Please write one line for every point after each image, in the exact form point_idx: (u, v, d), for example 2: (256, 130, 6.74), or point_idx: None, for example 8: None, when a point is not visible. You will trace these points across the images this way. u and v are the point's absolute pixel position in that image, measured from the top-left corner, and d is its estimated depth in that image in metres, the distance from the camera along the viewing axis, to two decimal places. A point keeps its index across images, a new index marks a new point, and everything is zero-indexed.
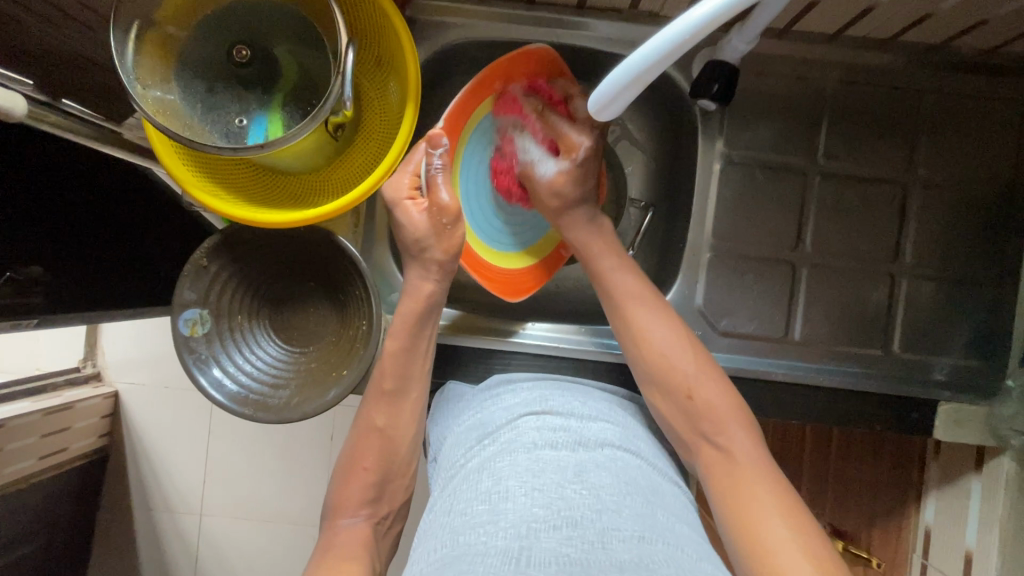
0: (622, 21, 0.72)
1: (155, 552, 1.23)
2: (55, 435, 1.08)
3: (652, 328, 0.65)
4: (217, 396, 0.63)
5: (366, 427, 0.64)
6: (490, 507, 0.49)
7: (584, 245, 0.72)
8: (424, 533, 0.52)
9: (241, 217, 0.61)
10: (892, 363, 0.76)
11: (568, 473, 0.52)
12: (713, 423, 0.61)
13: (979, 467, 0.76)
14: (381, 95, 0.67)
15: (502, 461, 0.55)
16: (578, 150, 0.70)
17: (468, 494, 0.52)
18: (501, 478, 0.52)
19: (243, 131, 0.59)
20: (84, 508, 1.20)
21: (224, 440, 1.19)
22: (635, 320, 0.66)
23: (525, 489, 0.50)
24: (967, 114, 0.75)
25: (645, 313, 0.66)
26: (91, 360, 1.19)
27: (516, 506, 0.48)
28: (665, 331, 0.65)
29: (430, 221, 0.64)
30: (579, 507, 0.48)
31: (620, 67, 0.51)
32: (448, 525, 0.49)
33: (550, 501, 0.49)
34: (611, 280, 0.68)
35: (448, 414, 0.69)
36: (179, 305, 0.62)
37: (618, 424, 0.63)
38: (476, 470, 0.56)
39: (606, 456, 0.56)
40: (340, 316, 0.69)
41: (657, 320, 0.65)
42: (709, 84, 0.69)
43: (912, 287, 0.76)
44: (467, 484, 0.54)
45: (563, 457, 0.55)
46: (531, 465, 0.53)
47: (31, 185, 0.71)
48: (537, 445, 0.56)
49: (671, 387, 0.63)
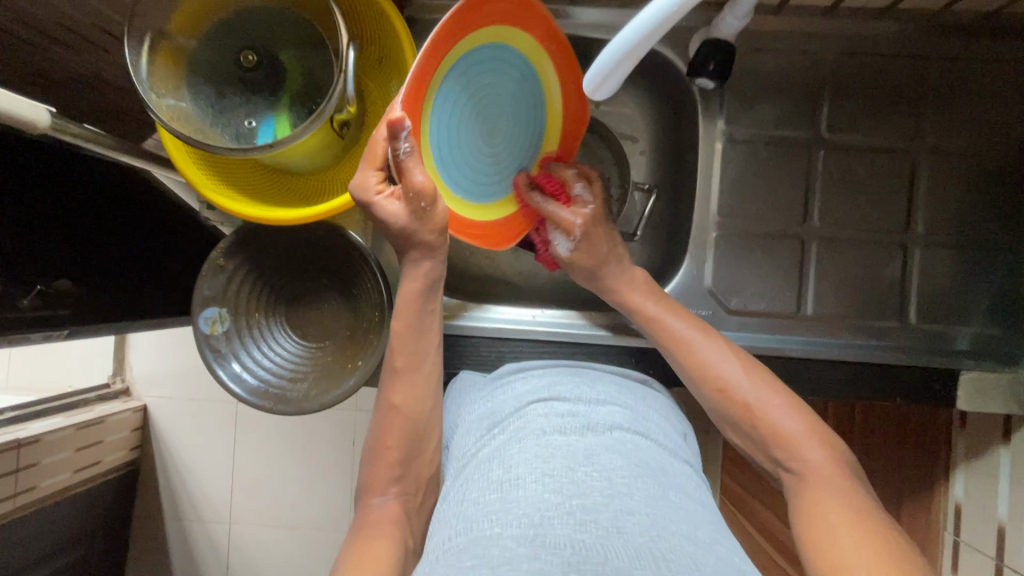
0: (616, 7, 0.73)
1: (187, 558, 1.26)
2: (89, 449, 1.12)
3: (720, 365, 0.64)
4: (237, 390, 0.64)
5: (385, 407, 0.64)
6: (501, 494, 0.49)
7: (625, 300, 0.71)
8: (438, 519, 0.52)
9: (254, 215, 0.63)
10: (909, 334, 0.75)
11: (578, 457, 0.52)
12: (783, 448, 0.60)
13: (1007, 438, 0.74)
14: (384, 92, 0.69)
15: (512, 448, 0.54)
16: (575, 228, 0.72)
17: (480, 482, 0.52)
18: (512, 466, 0.52)
19: (253, 133, 0.61)
20: (120, 516, 1.24)
21: (248, 445, 1.22)
22: (699, 359, 0.65)
23: (536, 475, 0.50)
24: (972, 77, 0.74)
25: (709, 351, 0.65)
26: (120, 375, 1.23)
27: (528, 493, 0.48)
28: (731, 367, 0.64)
29: (408, 207, 0.59)
30: (591, 492, 0.48)
31: (608, 46, 0.51)
32: (461, 512, 0.49)
33: (561, 486, 0.48)
34: (667, 326, 0.67)
35: (460, 403, 0.70)
36: (199, 303, 0.65)
37: (627, 408, 0.63)
38: (486, 458, 0.56)
39: (616, 440, 0.56)
40: (353, 310, 0.71)
41: (724, 357, 0.64)
42: (704, 63, 0.69)
43: (925, 256, 0.75)
44: (478, 472, 0.54)
45: (572, 441, 0.55)
46: (540, 451, 0.53)
47: (57, 199, 0.74)
48: (546, 432, 0.56)
49: (736, 418, 0.63)
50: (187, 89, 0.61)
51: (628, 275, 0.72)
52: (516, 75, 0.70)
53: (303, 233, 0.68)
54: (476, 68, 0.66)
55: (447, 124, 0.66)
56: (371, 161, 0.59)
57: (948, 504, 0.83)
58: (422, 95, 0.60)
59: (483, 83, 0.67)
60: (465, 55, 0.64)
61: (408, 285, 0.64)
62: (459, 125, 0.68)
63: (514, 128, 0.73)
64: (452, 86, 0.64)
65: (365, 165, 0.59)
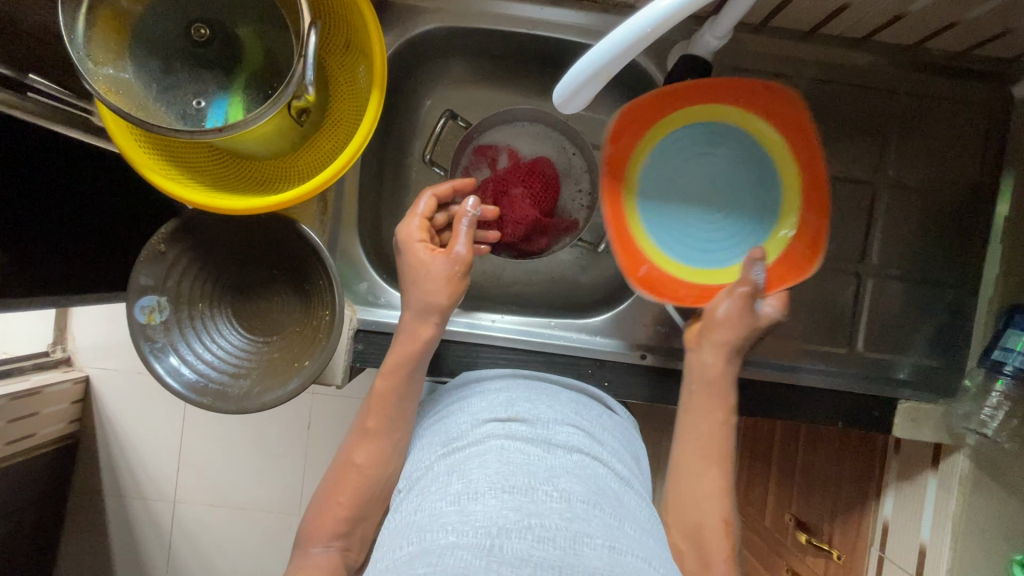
0: (599, 11, 0.72)
1: (123, 538, 1.22)
2: (21, 421, 1.05)
3: (706, 478, 0.61)
4: (173, 384, 0.61)
5: (344, 465, 0.61)
6: (458, 508, 0.47)
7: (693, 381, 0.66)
8: (387, 533, 0.50)
9: (200, 202, 0.59)
10: (855, 360, 0.78)
11: (539, 477, 0.51)
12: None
13: (936, 465, 0.77)
14: (349, 79, 0.66)
15: (472, 464, 0.53)
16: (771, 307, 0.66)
17: (437, 495, 0.50)
18: (471, 481, 0.51)
19: (201, 113, 0.57)
20: (52, 493, 1.18)
21: (196, 426, 1.18)
22: (694, 461, 0.62)
23: (495, 491, 0.49)
24: (938, 115, 0.75)
25: (711, 463, 0.62)
26: (60, 344, 1.16)
27: (486, 509, 0.47)
28: (715, 484, 0.61)
29: (447, 265, 0.65)
30: (549, 513, 0.47)
31: (581, 61, 0.50)
32: (416, 522, 0.47)
33: (520, 504, 0.47)
34: (694, 423, 0.64)
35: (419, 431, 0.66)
36: (135, 291, 0.61)
37: (585, 426, 0.63)
38: (443, 473, 0.54)
39: (576, 463, 0.56)
40: (304, 307, 0.67)
41: (715, 475, 0.61)
42: (682, 78, 0.68)
43: (877, 287, 0.77)
44: (435, 486, 0.52)
45: (532, 461, 0.54)
46: (501, 468, 0.51)
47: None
48: (507, 448, 0.55)
49: (690, 533, 0.59)
50: (130, 59, 0.56)
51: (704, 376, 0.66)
52: (728, 153, 0.73)
53: (251, 221, 0.65)
54: (696, 140, 0.73)
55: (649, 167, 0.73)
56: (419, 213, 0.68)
57: (877, 521, 0.85)
58: (664, 125, 0.71)
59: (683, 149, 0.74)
60: (686, 128, 0.73)
61: (403, 347, 0.65)
62: (682, 185, 0.74)
63: (688, 191, 0.74)
64: (678, 142, 0.73)
65: (409, 218, 0.68)
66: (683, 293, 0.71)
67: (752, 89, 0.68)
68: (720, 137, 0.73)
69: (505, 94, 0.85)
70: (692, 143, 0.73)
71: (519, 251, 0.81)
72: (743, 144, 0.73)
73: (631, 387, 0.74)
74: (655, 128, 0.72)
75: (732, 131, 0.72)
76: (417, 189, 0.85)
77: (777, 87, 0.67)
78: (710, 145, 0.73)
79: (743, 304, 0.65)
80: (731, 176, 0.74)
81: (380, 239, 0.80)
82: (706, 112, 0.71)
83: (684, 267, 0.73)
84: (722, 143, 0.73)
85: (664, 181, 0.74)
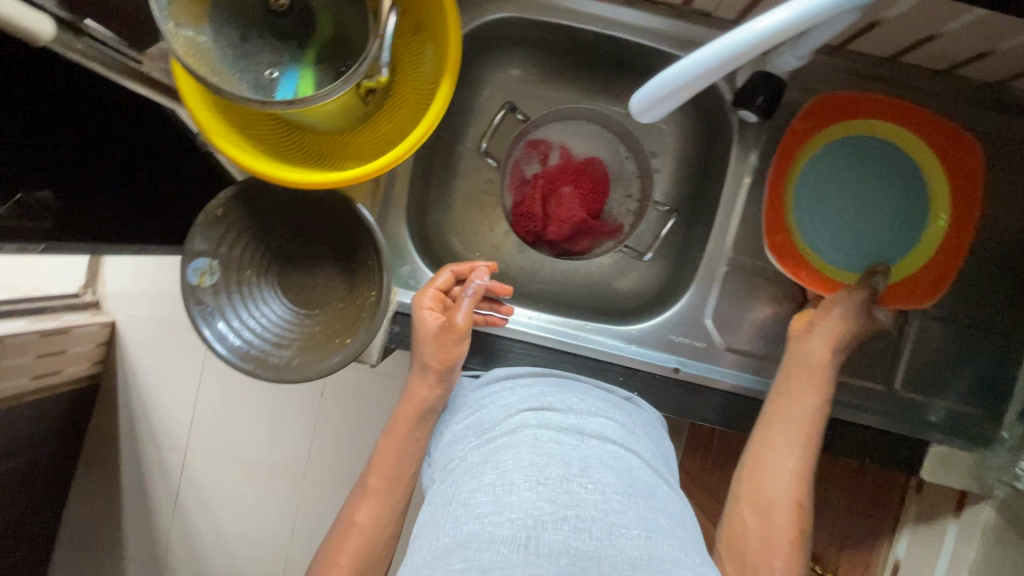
0: (673, 16, 0.71)
1: (135, 483, 1.24)
2: (50, 357, 1.08)
3: (786, 458, 0.64)
4: (219, 348, 0.62)
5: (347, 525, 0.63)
6: (493, 498, 0.48)
7: (789, 374, 0.68)
8: (425, 522, 0.51)
9: (262, 172, 0.60)
10: (889, 398, 0.77)
11: (573, 467, 0.51)
12: (769, 547, 0.60)
13: (959, 511, 0.76)
14: (415, 60, 0.66)
15: (506, 454, 0.53)
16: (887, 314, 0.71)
17: (471, 484, 0.51)
18: (505, 471, 0.51)
19: (273, 84, 0.57)
20: (72, 430, 1.21)
21: (218, 383, 1.21)
22: (775, 439, 0.65)
23: (530, 483, 0.49)
24: (1011, 158, 0.73)
25: (791, 446, 0.64)
26: (91, 288, 1.20)
27: (521, 499, 0.47)
28: (792, 466, 0.64)
29: (437, 330, 0.65)
30: (585, 504, 0.47)
31: (674, 68, 0.50)
32: (450, 514, 0.48)
33: (556, 495, 0.47)
34: (785, 405, 0.66)
35: (468, 400, 0.68)
36: (188, 253, 0.61)
37: (618, 420, 0.63)
38: (478, 462, 0.54)
39: (610, 453, 0.56)
40: (349, 284, 0.68)
41: (794, 457, 0.64)
42: (754, 95, 0.67)
43: (922, 327, 0.76)
44: (469, 475, 0.53)
45: (567, 451, 0.54)
46: (535, 459, 0.52)
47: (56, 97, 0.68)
48: (542, 439, 0.55)
49: (759, 502, 0.63)
50: (209, 23, 0.55)
51: (802, 365, 0.68)
52: (908, 186, 0.73)
53: (305, 196, 0.65)
54: (888, 158, 0.74)
55: (821, 156, 0.74)
56: (438, 282, 0.69)
57: (888, 559, 0.84)
58: (847, 115, 0.72)
59: (871, 164, 0.74)
60: (887, 145, 0.73)
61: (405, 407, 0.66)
62: (836, 181, 0.75)
63: (842, 196, 0.75)
64: (852, 146, 0.74)
65: (428, 285, 0.69)
66: (805, 277, 0.72)
67: (956, 136, 0.69)
68: (900, 164, 0.73)
69: (563, 91, 0.84)
70: (879, 158, 0.74)
71: (559, 250, 0.83)
72: (909, 175, 0.73)
73: (659, 399, 0.74)
74: (881, 136, 0.73)
75: (902, 160, 0.73)
76: (465, 177, 0.84)
77: (977, 148, 0.68)
78: (885, 166, 0.74)
79: (859, 306, 0.68)
80: (893, 201, 0.74)
81: (424, 224, 0.80)
82: (893, 134, 0.73)
83: (814, 257, 0.74)
84: (894, 171, 0.74)
85: (827, 174, 0.75)
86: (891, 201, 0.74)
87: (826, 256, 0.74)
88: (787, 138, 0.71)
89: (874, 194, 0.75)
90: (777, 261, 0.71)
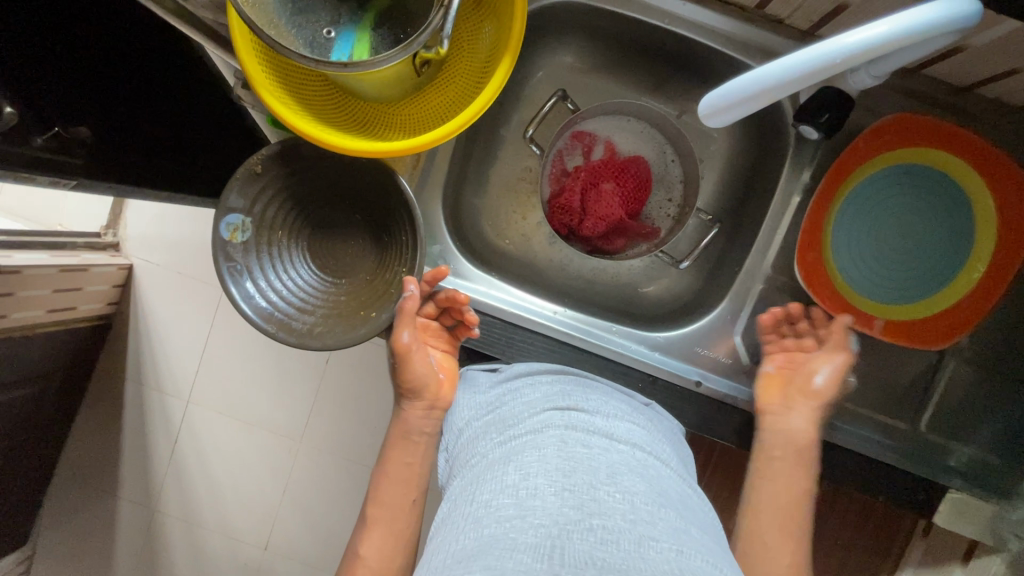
0: (742, 18, 0.68)
1: (137, 428, 1.25)
2: (67, 293, 1.07)
3: (778, 550, 0.61)
4: (245, 308, 0.61)
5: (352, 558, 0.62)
6: (517, 502, 0.47)
7: (765, 458, 0.67)
8: (444, 521, 0.50)
9: (308, 133, 0.58)
10: (913, 440, 0.74)
11: (600, 474, 0.50)
12: None
13: (966, 561, 0.75)
14: (472, 36, 0.64)
15: (530, 455, 0.52)
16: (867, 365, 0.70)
17: (493, 484, 0.50)
18: (529, 474, 0.50)
19: (328, 45, 0.55)
20: (82, 368, 1.21)
21: (229, 338, 1.21)
22: (763, 530, 0.62)
23: (556, 488, 0.48)
24: None
25: (783, 536, 0.61)
26: (112, 229, 1.20)
27: (546, 505, 0.46)
28: (786, 560, 0.60)
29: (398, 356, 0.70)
30: (612, 514, 0.46)
31: (757, 72, 0.47)
32: (471, 514, 0.48)
33: (581, 503, 0.46)
34: (767, 490, 0.65)
35: (462, 413, 0.66)
36: (223, 207, 0.60)
37: (644, 427, 0.62)
38: (500, 460, 0.53)
39: (637, 459, 0.55)
40: (379, 256, 0.67)
41: (784, 548, 0.61)
42: (818, 111, 0.64)
43: (957, 371, 0.73)
44: (491, 474, 0.52)
45: (594, 456, 0.53)
46: (562, 463, 0.51)
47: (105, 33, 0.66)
48: (568, 442, 0.54)
49: None
50: None
51: (780, 448, 0.67)
52: (959, 229, 0.70)
53: (345, 161, 0.64)
54: (944, 197, 0.70)
55: (874, 177, 0.71)
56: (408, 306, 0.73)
57: None
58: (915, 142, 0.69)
59: (928, 198, 0.71)
60: (948, 184, 0.70)
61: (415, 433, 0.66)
62: (887, 206, 0.72)
63: (889, 222, 0.72)
64: (911, 174, 0.71)
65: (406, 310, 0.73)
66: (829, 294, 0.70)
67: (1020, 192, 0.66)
68: (957, 205, 0.70)
69: (614, 85, 0.82)
70: (936, 195, 0.71)
71: (593, 247, 0.81)
72: (964, 218, 0.70)
73: (678, 411, 0.72)
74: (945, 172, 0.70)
75: (960, 202, 0.70)
76: (504, 162, 0.83)
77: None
78: (941, 204, 0.71)
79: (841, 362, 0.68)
80: (940, 240, 0.71)
81: (458, 205, 0.79)
82: (958, 173, 0.69)
83: (842, 275, 0.72)
84: (947, 211, 0.71)
85: (879, 197, 0.72)
86: (937, 239, 0.71)
87: (853, 276, 0.72)
88: (847, 154, 0.68)
89: (922, 229, 0.72)
90: (808, 272, 0.69)
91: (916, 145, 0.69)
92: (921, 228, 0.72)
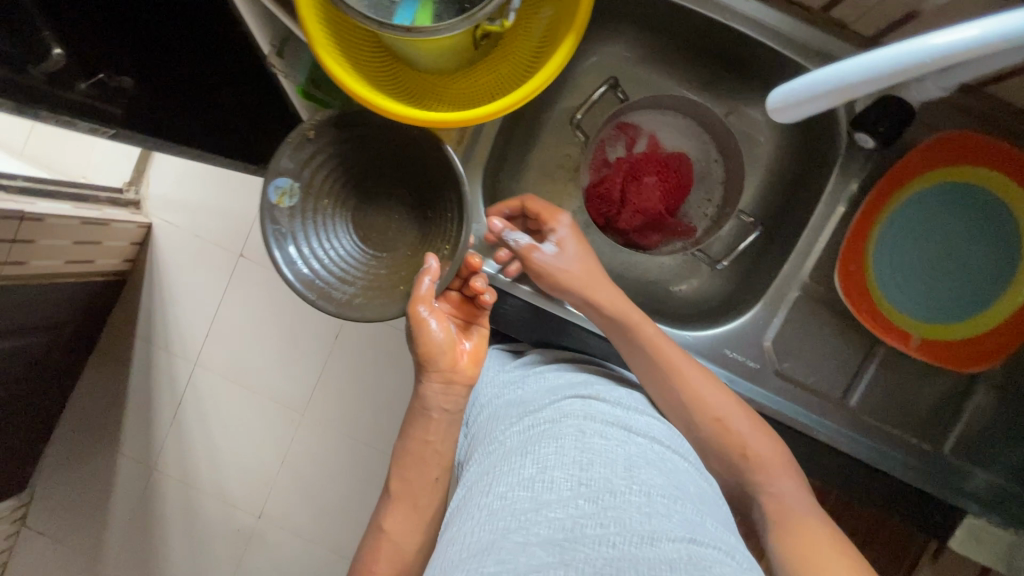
0: (804, 20, 0.67)
1: (145, 386, 1.25)
2: (85, 246, 1.06)
3: None
4: (286, 273, 0.60)
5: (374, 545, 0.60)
6: (532, 495, 0.47)
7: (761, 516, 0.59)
8: (461, 506, 0.51)
9: (362, 96, 0.57)
10: (937, 462, 0.73)
11: (617, 467, 0.50)
12: None
13: None
14: (531, 15, 0.64)
15: (547, 445, 0.52)
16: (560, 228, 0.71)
17: (510, 474, 0.51)
18: (546, 467, 0.50)
19: (393, 7, 0.54)
20: (93, 322, 1.21)
21: (246, 304, 1.21)
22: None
23: (572, 483, 0.48)
24: None
25: None
26: (135, 186, 1.20)
27: (560, 500, 0.47)
28: None
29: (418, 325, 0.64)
30: (627, 506, 0.45)
31: (834, 69, 0.47)
32: (486, 505, 0.48)
33: (597, 497, 0.46)
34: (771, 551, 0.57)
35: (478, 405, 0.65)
36: (274, 169, 0.60)
37: (665, 422, 0.62)
38: (517, 449, 0.53)
39: (655, 453, 0.54)
40: (422, 232, 0.67)
41: None
42: (876, 121, 0.65)
43: (988, 395, 0.72)
44: (507, 463, 0.52)
45: (612, 448, 0.52)
46: (579, 456, 0.51)
47: None
48: (586, 433, 0.53)
49: None
50: None
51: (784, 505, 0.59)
52: (1003, 254, 0.69)
53: (396, 132, 0.63)
54: (991, 219, 0.69)
55: (920, 194, 0.70)
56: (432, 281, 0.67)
57: None
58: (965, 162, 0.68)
59: (974, 219, 0.70)
60: (996, 207, 0.69)
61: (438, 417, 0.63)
62: (930, 224, 0.71)
63: (931, 241, 0.71)
64: (959, 194, 0.70)
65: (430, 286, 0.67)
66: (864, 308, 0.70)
67: None
68: (1003, 230, 0.69)
69: (662, 79, 0.82)
70: (983, 217, 0.70)
71: (628, 240, 0.80)
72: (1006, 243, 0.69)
73: None
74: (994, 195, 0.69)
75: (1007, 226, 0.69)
76: (545, 147, 0.82)
77: None
78: (987, 227, 0.70)
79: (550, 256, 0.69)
80: (981, 263, 0.70)
81: (497, 187, 0.78)
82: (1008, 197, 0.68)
83: (879, 290, 0.71)
84: (993, 234, 0.69)
85: (924, 214, 0.71)
86: (979, 262, 0.70)
87: (890, 292, 0.71)
88: (897, 167, 0.68)
89: (964, 250, 0.71)
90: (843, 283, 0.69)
91: (971, 166, 0.68)
92: (965, 250, 0.71)
